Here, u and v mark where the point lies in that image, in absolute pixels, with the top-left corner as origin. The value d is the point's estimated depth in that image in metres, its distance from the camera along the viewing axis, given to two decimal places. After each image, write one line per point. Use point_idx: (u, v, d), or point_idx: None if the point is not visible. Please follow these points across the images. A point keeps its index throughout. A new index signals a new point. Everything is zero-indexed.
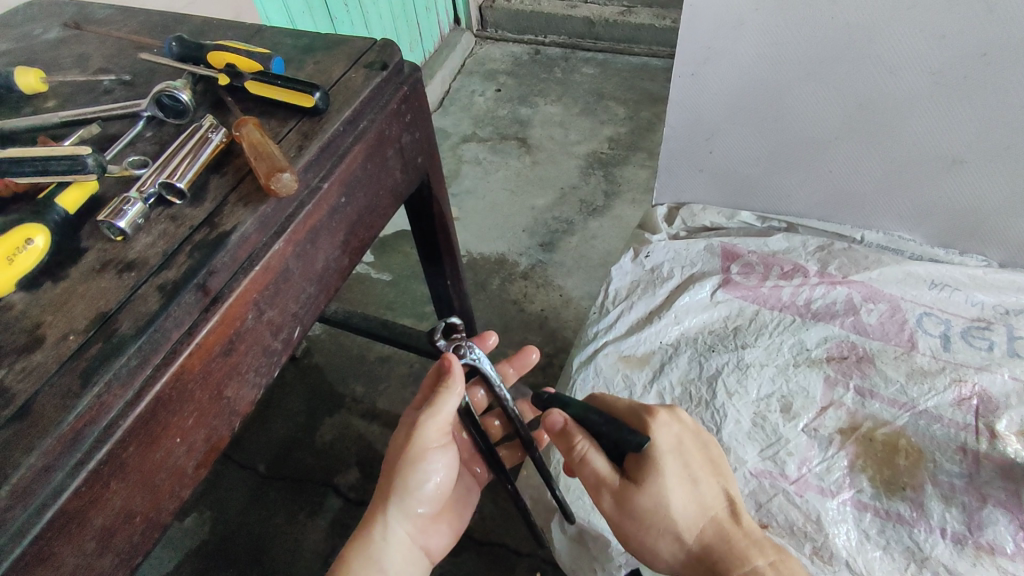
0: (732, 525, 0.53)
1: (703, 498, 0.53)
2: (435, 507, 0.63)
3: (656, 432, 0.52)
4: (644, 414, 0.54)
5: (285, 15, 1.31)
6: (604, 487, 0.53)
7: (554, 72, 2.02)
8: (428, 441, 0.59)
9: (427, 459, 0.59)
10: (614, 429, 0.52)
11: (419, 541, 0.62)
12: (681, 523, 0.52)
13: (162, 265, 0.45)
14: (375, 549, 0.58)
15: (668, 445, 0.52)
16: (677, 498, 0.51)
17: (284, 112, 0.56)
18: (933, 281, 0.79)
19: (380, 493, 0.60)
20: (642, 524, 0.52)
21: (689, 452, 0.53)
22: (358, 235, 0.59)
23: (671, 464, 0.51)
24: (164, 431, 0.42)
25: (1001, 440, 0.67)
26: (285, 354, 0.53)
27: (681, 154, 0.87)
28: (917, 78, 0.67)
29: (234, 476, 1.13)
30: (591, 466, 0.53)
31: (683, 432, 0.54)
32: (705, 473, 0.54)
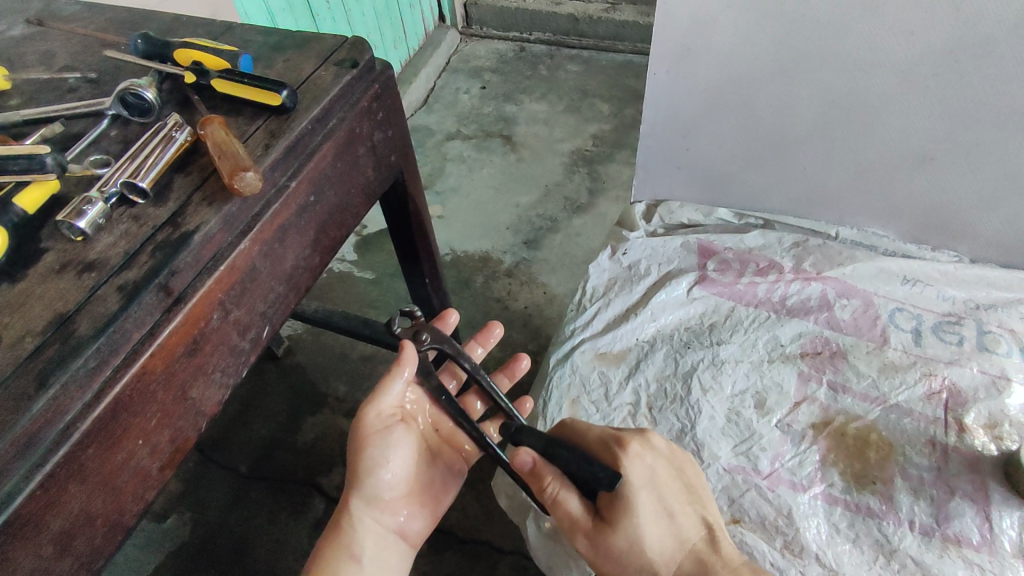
0: (710, 555, 0.53)
1: (678, 530, 0.53)
2: (404, 489, 0.63)
3: (629, 468, 0.52)
4: (614, 447, 0.54)
5: (264, 12, 1.29)
6: (579, 528, 0.53)
7: (539, 69, 2.02)
8: (370, 424, 0.61)
9: (372, 443, 0.60)
10: (584, 467, 0.51)
11: (396, 525, 0.63)
12: (658, 559, 0.52)
13: (123, 265, 0.44)
14: (344, 538, 0.59)
15: (640, 479, 0.53)
16: (651, 535, 0.52)
17: (251, 110, 0.56)
18: (906, 276, 0.79)
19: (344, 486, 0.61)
20: (618, 563, 0.53)
21: (663, 484, 0.54)
22: (329, 233, 0.59)
23: (643, 500, 0.52)
24: (126, 432, 0.41)
25: (969, 433, 0.68)
26: (253, 354, 0.52)
27: (658, 152, 0.87)
28: (887, 75, 0.67)
29: (214, 477, 1.12)
30: (565, 507, 0.53)
31: (655, 463, 0.54)
32: (679, 504, 0.54)
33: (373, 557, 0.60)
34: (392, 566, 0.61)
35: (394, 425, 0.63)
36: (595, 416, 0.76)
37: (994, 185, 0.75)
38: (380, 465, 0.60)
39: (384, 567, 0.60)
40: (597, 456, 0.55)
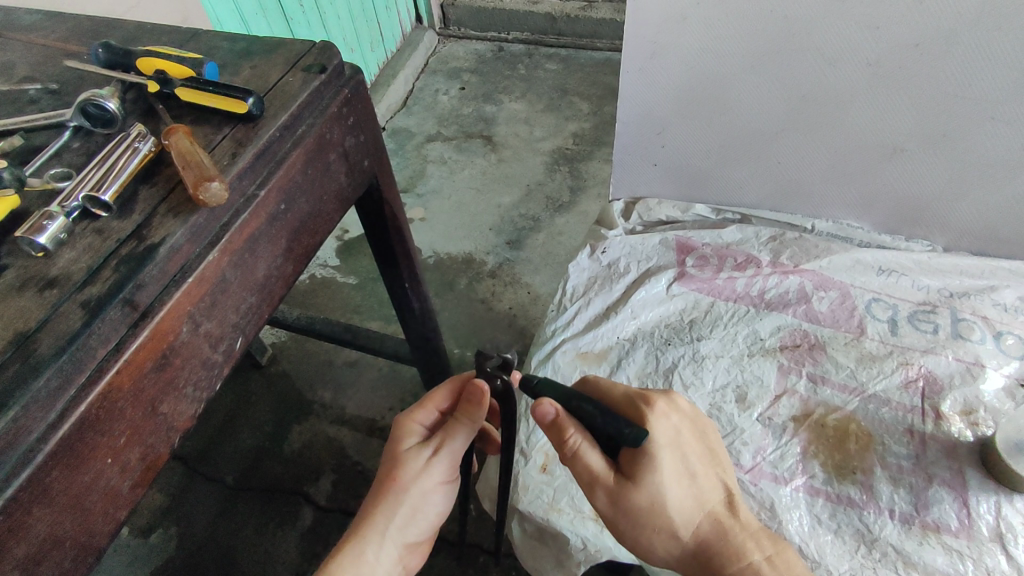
0: (728, 518, 0.52)
1: (701, 490, 0.52)
2: (428, 533, 0.62)
3: (655, 427, 0.51)
4: (641, 406, 0.52)
5: (237, 18, 1.28)
6: (599, 484, 0.51)
7: (517, 69, 2.02)
8: (441, 474, 0.60)
9: (435, 490, 0.60)
10: (610, 423, 0.49)
11: (405, 564, 0.61)
12: (678, 519, 0.50)
13: (86, 280, 0.43)
14: (366, 567, 0.56)
15: (666, 439, 0.51)
16: (674, 493, 0.50)
17: (218, 119, 0.55)
18: (880, 267, 0.80)
19: (377, 514, 0.58)
20: (638, 521, 0.51)
21: (687, 444, 0.52)
22: (302, 241, 0.58)
23: (668, 458, 0.50)
24: (92, 452, 0.40)
25: (946, 420, 0.69)
26: (227, 366, 0.51)
27: (634, 150, 0.87)
28: (856, 69, 0.68)
29: (198, 490, 1.10)
30: (585, 462, 0.50)
31: (680, 423, 0.53)
32: (702, 466, 0.53)
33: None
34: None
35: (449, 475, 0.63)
36: None
37: (964, 175, 0.76)
38: (429, 507, 0.60)
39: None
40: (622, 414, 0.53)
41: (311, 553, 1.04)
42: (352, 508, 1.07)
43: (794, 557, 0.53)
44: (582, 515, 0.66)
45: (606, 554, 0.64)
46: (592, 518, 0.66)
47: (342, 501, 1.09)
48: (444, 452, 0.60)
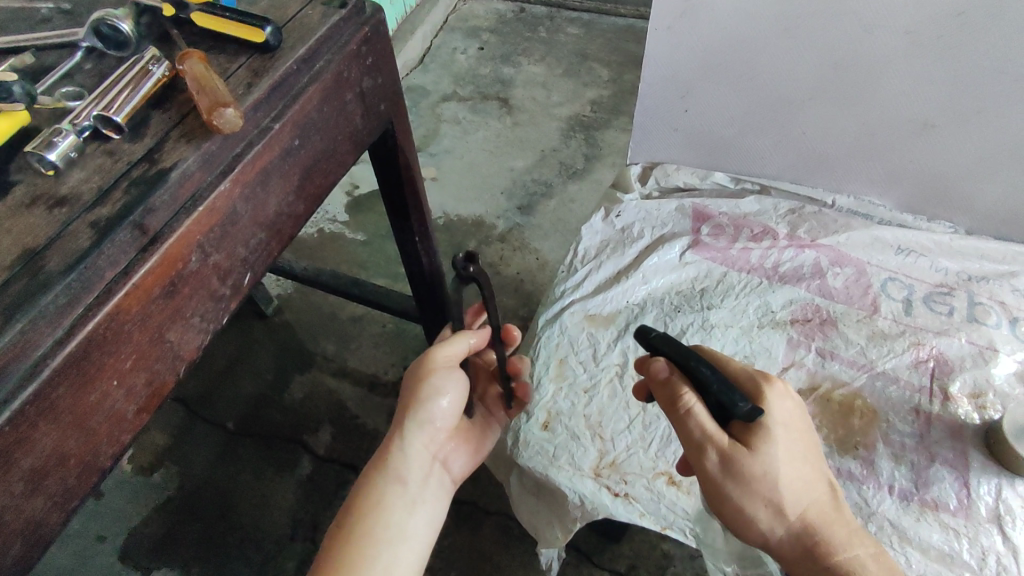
0: (831, 508, 0.52)
1: (809, 475, 0.52)
2: (452, 422, 0.64)
3: (773, 405, 0.51)
4: (761, 383, 0.53)
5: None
6: (710, 448, 0.51)
7: (539, 31, 1.97)
8: (438, 362, 0.61)
9: (437, 376, 0.61)
10: (728, 391, 0.50)
11: (437, 454, 0.64)
12: (785, 497, 0.50)
13: (96, 201, 0.42)
14: (394, 459, 0.60)
15: (781, 418, 0.51)
16: (785, 470, 0.50)
17: (233, 48, 0.53)
18: (900, 246, 0.79)
19: (397, 411, 0.62)
20: (747, 489, 0.50)
21: (800, 429, 0.52)
22: (314, 181, 0.57)
23: (782, 436, 0.50)
24: (99, 372, 0.40)
25: (954, 402, 0.68)
26: (234, 300, 0.51)
27: (655, 112, 0.85)
28: (892, 37, 0.65)
29: (202, 432, 1.12)
30: (700, 424, 0.51)
31: (795, 408, 0.53)
32: (810, 454, 0.53)
33: (413, 478, 0.61)
34: (434, 493, 0.62)
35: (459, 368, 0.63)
36: (582, 376, 0.73)
37: (995, 154, 0.73)
38: (439, 395, 0.61)
39: (426, 491, 0.61)
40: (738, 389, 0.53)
41: (308, 499, 1.05)
42: (352, 458, 1.09)
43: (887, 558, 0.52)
44: (581, 473, 0.66)
45: (603, 512, 0.64)
46: (591, 476, 0.66)
47: (342, 452, 1.10)
48: (435, 345, 0.61)
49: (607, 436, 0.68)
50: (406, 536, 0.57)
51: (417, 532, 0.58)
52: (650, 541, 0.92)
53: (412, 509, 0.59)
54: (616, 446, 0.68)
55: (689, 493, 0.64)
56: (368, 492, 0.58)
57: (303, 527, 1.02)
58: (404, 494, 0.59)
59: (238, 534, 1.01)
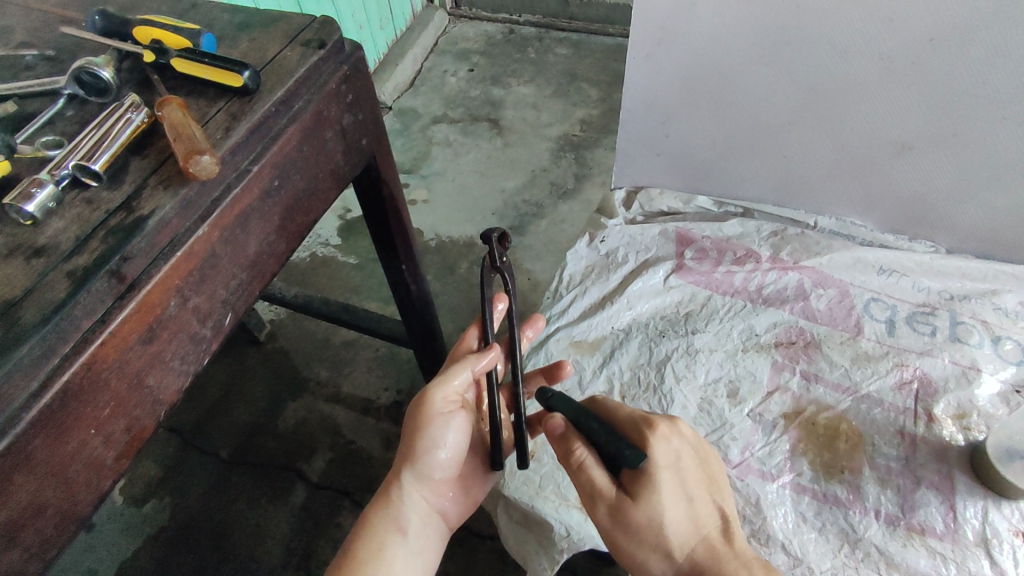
0: (724, 544, 0.51)
1: (698, 514, 0.51)
2: (454, 470, 0.62)
3: (656, 449, 0.51)
4: (643, 427, 0.52)
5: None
6: (601, 499, 0.51)
7: (528, 52, 1.99)
8: (436, 406, 0.59)
9: (436, 423, 0.59)
10: (611, 441, 0.50)
11: (439, 503, 0.62)
12: (673, 540, 0.50)
13: (74, 250, 0.43)
14: (394, 509, 0.58)
15: (666, 461, 0.51)
16: (671, 515, 0.49)
17: (212, 92, 0.54)
18: (882, 267, 0.80)
19: (396, 459, 0.61)
20: (634, 538, 0.50)
21: (685, 467, 0.52)
22: (295, 219, 0.57)
23: (666, 480, 0.50)
24: (76, 422, 0.40)
25: (938, 423, 0.68)
26: (215, 341, 0.51)
27: (638, 138, 0.86)
28: (865, 64, 0.67)
29: (194, 462, 1.11)
30: (590, 477, 0.51)
31: (682, 447, 0.53)
32: (701, 491, 0.52)
33: (413, 530, 0.59)
34: (433, 544, 0.60)
35: (458, 410, 0.61)
36: None
37: (971, 177, 0.74)
38: (437, 444, 0.59)
39: (426, 542, 0.59)
40: (625, 434, 0.53)
41: (301, 527, 1.05)
42: (345, 486, 1.08)
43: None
44: (568, 503, 0.66)
45: (589, 542, 0.64)
46: (577, 506, 0.66)
47: (335, 480, 1.10)
48: (431, 385, 0.59)
49: None
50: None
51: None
52: None
53: (410, 562, 0.57)
54: None
55: None
56: (365, 544, 0.57)
57: (295, 558, 1.01)
58: (404, 546, 0.58)
59: (230, 566, 1.01)
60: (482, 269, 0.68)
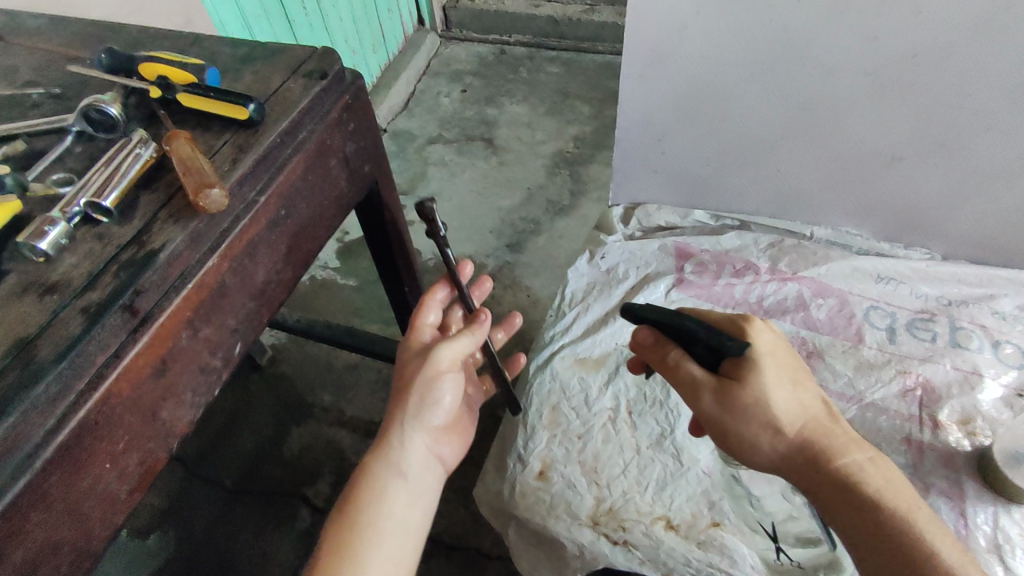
0: (831, 424, 0.52)
1: (804, 398, 0.52)
2: (449, 419, 0.65)
3: (757, 337, 0.52)
4: (741, 320, 0.53)
5: (243, 27, 1.28)
6: (705, 389, 0.52)
7: (520, 72, 2.02)
8: (440, 363, 0.62)
9: (441, 377, 0.62)
10: (714, 334, 0.51)
11: (436, 450, 0.64)
12: (782, 416, 0.50)
13: (87, 285, 0.44)
14: (394, 453, 0.60)
15: (766, 349, 0.52)
16: (780, 395, 0.50)
17: (217, 125, 0.55)
18: (879, 275, 0.81)
19: (393, 407, 0.62)
20: (744, 420, 0.51)
21: (785, 358, 0.53)
22: (301, 247, 0.58)
23: (770, 365, 0.51)
24: (91, 457, 0.41)
25: (943, 429, 0.69)
26: (226, 371, 0.52)
27: (634, 155, 0.87)
28: (853, 79, 0.68)
29: (199, 490, 1.11)
30: (690, 370, 0.53)
31: (777, 339, 0.54)
32: (800, 376, 0.53)
33: (414, 474, 0.60)
34: (431, 487, 0.62)
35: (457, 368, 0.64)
36: (575, 422, 0.73)
37: (962, 185, 0.76)
38: (439, 394, 0.62)
39: (426, 485, 0.61)
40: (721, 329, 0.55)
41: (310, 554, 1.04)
42: None
43: (895, 467, 0.51)
44: (579, 522, 0.66)
45: (602, 561, 0.64)
46: (588, 524, 0.66)
47: None
48: (441, 346, 0.61)
49: (602, 482, 0.68)
50: (404, 530, 0.57)
51: (416, 526, 0.58)
52: None
53: (413, 503, 0.59)
54: (612, 492, 0.67)
55: (687, 538, 0.64)
56: (366, 487, 0.57)
57: None
58: (406, 489, 0.59)
59: None
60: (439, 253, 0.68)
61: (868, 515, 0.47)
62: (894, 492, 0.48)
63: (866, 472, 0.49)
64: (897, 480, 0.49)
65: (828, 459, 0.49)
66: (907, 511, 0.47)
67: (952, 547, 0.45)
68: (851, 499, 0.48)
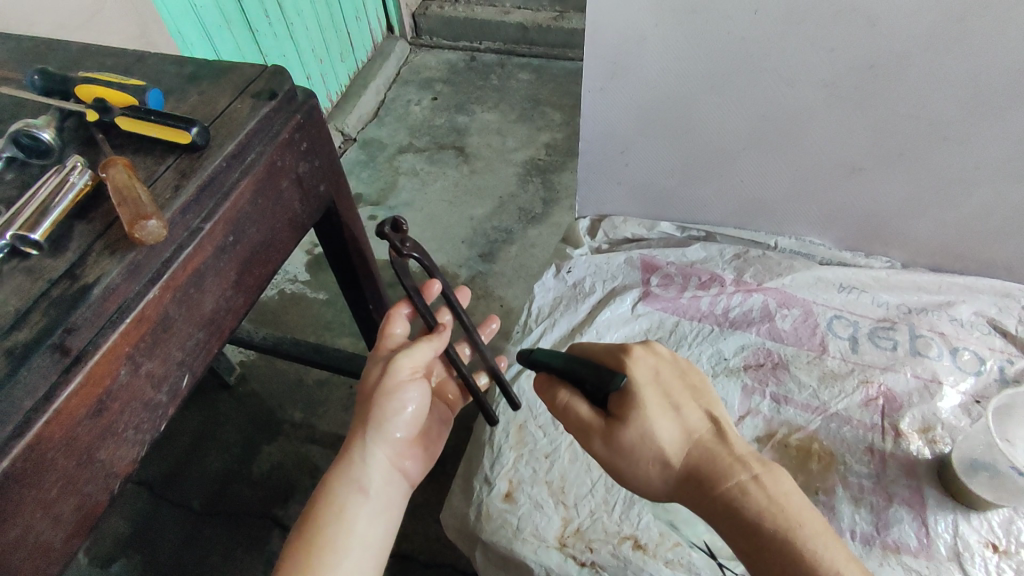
0: (718, 445, 0.50)
1: (687, 423, 0.51)
2: (415, 431, 0.63)
3: (633, 367, 0.52)
4: (618, 353, 0.54)
5: (206, 43, 1.26)
6: (592, 431, 0.53)
7: (490, 79, 2.01)
8: (400, 372, 0.61)
9: (403, 388, 0.60)
10: (591, 373, 0.52)
11: (402, 464, 0.62)
12: (666, 447, 0.50)
13: (12, 325, 0.42)
14: (356, 470, 0.58)
15: (645, 378, 0.52)
16: (660, 426, 0.50)
17: (160, 148, 0.53)
18: (842, 284, 0.82)
19: (356, 423, 0.60)
20: (631, 457, 0.51)
21: (667, 383, 0.53)
22: (253, 272, 0.56)
23: (649, 395, 0.51)
24: (19, 508, 0.38)
25: (905, 438, 0.70)
26: (172, 406, 0.49)
27: (598, 167, 0.87)
28: (811, 91, 0.69)
29: (161, 517, 1.07)
30: (575, 411, 0.53)
31: (659, 364, 0.54)
32: (684, 399, 0.53)
33: (376, 489, 0.58)
34: (395, 503, 0.60)
35: (420, 379, 0.62)
36: (542, 441, 0.72)
37: (921, 195, 0.77)
38: (402, 407, 0.60)
39: (389, 501, 0.59)
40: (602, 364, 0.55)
41: None
42: None
43: (793, 478, 0.48)
44: (546, 544, 0.65)
45: None
46: (555, 546, 0.64)
47: None
48: (399, 356, 0.60)
49: (570, 502, 0.67)
50: (367, 550, 0.55)
51: (380, 544, 0.56)
52: None
53: (373, 520, 0.56)
54: (579, 512, 0.66)
55: (655, 558, 0.63)
56: (326, 508, 0.55)
57: None
58: (366, 506, 0.56)
59: None
60: (392, 262, 0.64)
61: (751, 541, 0.46)
62: (777, 510, 0.45)
63: (750, 493, 0.47)
64: (787, 495, 0.46)
65: (710, 485, 0.48)
66: (789, 531, 0.44)
67: (840, 562, 0.43)
68: (736, 526, 0.47)
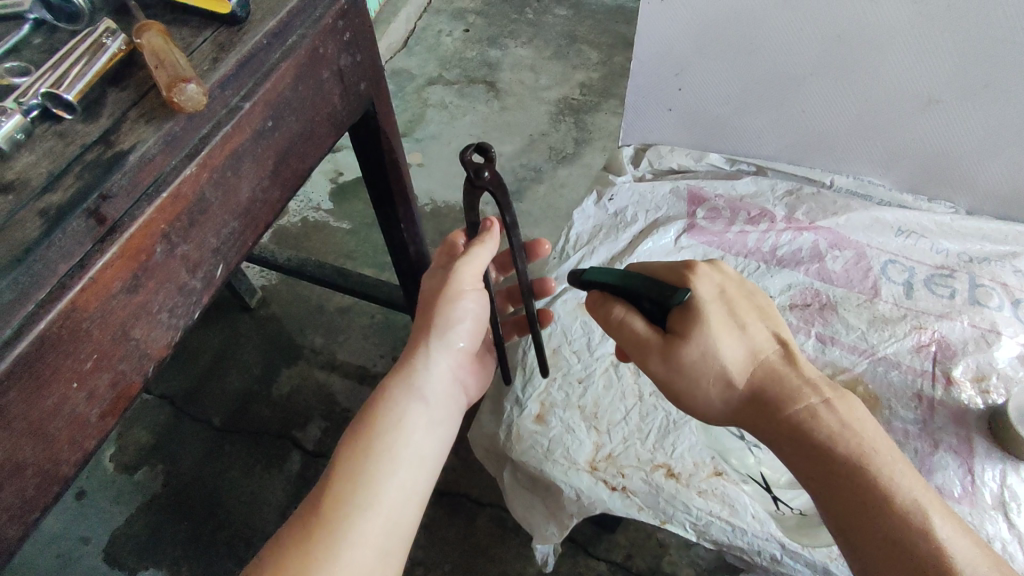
0: (786, 369, 0.49)
1: (754, 344, 0.49)
2: (474, 346, 0.61)
3: (696, 283, 0.50)
4: (682, 270, 0.52)
5: None
6: (649, 348, 0.49)
7: (525, 13, 1.92)
8: (463, 281, 0.58)
9: (464, 296, 0.58)
10: (654, 288, 0.50)
11: (458, 379, 0.60)
12: (731, 368, 0.48)
13: (47, 186, 0.40)
14: (416, 377, 0.56)
15: (710, 296, 0.50)
16: (726, 345, 0.48)
17: (197, 21, 0.50)
18: (899, 228, 0.77)
19: (416, 332, 0.59)
20: (692, 377, 0.48)
21: (733, 303, 0.50)
22: (289, 165, 0.52)
23: (715, 312, 0.49)
24: (57, 373, 0.37)
25: (956, 387, 0.67)
26: (206, 294, 0.47)
27: (649, 91, 0.82)
28: (896, 9, 0.62)
29: (186, 429, 1.08)
30: (631, 327, 0.50)
31: (724, 282, 0.51)
32: (751, 320, 0.50)
33: (434, 397, 0.57)
34: (450, 415, 0.58)
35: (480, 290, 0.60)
36: (576, 366, 0.70)
37: (1001, 132, 0.71)
38: (462, 316, 0.59)
39: (445, 412, 0.57)
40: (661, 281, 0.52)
41: (299, 495, 1.03)
42: None
43: (861, 405, 0.47)
44: (577, 467, 0.63)
45: (600, 507, 0.62)
46: (586, 469, 0.63)
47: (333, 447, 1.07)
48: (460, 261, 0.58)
49: (602, 428, 0.66)
50: (423, 456, 0.53)
51: (436, 455, 0.54)
52: (646, 530, 0.90)
53: (431, 429, 0.55)
54: (612, 438, 0.65)
55: (688, 487, 0.61)
56: (385, 411, 0.54)
57: None
58: (425, 414, 0.55)
59: (225, 533, 0.99)
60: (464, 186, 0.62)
61: (822, 465, 0.45)
62: (849, 435, 0.45)
63: (820, 417, 0.46)
64: (858, 421, 0.46)
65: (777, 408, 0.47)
66: (862, 455, 0.44)
67: (914, 487, 0.43)
68: (803, 450, 0.46)
